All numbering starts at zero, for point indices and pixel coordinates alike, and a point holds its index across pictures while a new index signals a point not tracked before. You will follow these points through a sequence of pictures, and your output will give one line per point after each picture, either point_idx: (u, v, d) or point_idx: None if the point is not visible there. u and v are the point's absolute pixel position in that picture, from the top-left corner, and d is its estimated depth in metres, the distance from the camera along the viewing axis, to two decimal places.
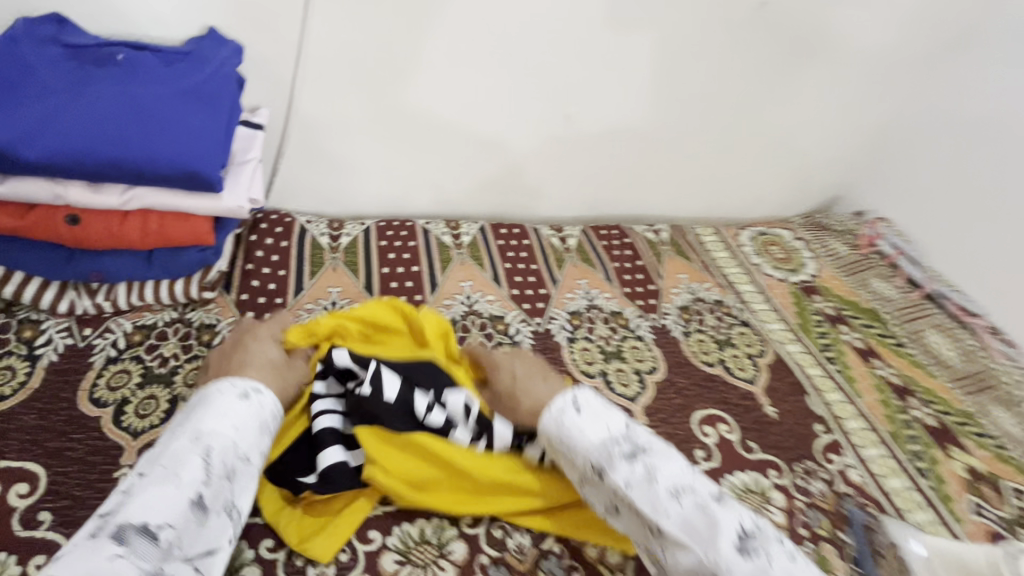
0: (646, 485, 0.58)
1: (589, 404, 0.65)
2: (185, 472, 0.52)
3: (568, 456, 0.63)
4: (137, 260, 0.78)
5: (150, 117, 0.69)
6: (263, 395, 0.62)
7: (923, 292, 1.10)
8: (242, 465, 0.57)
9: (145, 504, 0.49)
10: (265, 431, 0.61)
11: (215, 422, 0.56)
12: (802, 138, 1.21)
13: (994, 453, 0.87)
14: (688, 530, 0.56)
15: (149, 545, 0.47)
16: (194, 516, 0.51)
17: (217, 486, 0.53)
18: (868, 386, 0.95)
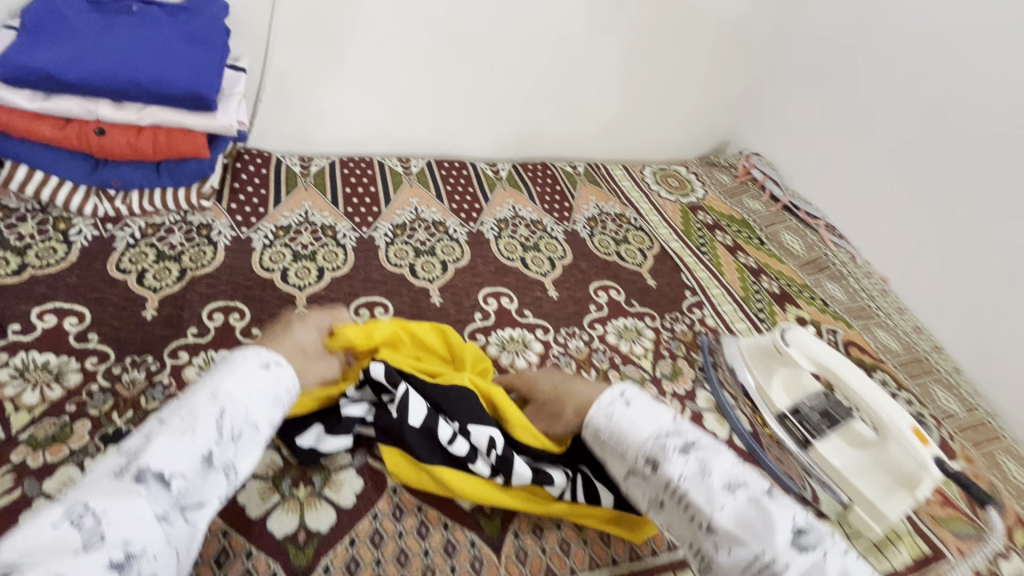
0: (699, 478, 0.63)
1: (637, 399, 0.71)
2: (200, 429, 0.59)
3: (619, 450, 0.69)
4: (148, 171, 1.00)
5: (161, 52, 0.92)
6: (282, 368, 0.69)
7: (781, 205, 1.39)
8: (249, 430, 0.63)
9: (165, 451, 0.56)
10: (277, 403, 0.67)
11: (233, 387, 0.64)
12: (686, 89, 1.51)
13: (818, 307, 1.16)
14: (740, 522, 0.60)
15: (161, 489, 0.55)
16: (202, 469, 0.58)
17: (225, 445, 0.61)
18: (731, 268, 1.23)
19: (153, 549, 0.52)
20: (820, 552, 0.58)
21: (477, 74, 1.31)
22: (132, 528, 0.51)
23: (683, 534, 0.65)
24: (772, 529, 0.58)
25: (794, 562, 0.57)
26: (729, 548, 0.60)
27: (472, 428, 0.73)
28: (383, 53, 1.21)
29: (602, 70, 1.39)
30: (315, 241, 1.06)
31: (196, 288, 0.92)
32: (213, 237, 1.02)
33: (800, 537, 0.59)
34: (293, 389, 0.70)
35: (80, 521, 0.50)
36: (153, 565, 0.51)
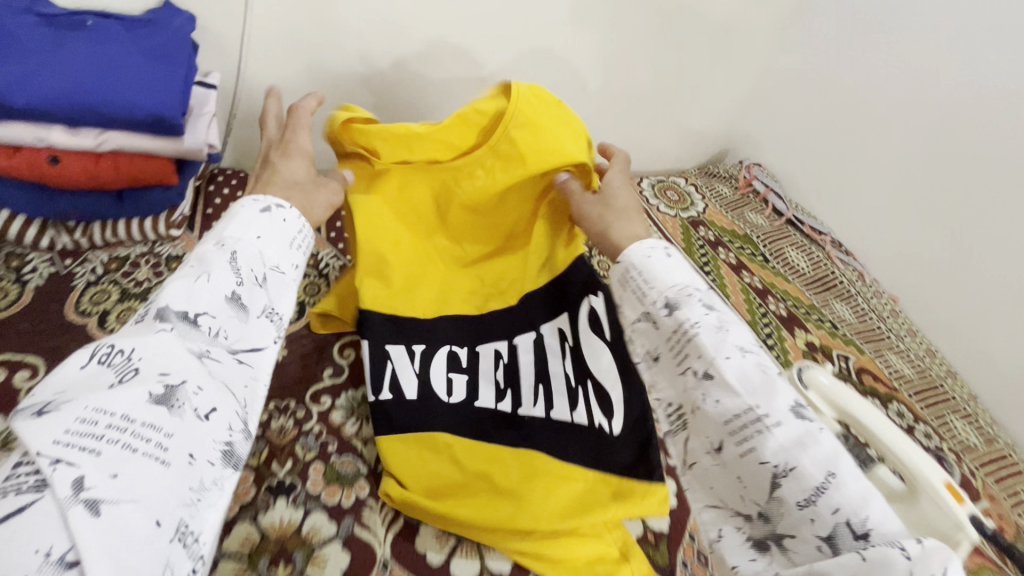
0: (715, 330, 0.56)
1: (681, 257, 0.64)
2: (215, 271, 0.54)
3: (641, 290, 0.62)
4: (110, 200, 0.91)
5: (121, 72, 0.83)
6: (285, 211, 0.64)
7: (785, 219, 1.34)
8: (273, 274, 0.59)
9: (181, 292, 0.52)
10: (294, 247, 0.64)
11: (238, 232, 0.59)
12: (687, 100, 1.43)
13: (827, 330, 1.11)
14: (743, 379, 0.53)
15: (189, 327, 0.51)
16: (234, 311, 0.54)
17: (250, 288, 0.56)
18: (736, 289, 1.17)
19: (196, 381, 0.47)
20: (817, 425, 0.50)
21: (467, 87, 1.23)
22: (167, 362, 0.47)
23: (670, 394, 0.59)
24: (772, 393, 0.52)
25: (788, 425, 0.50)
26: (721, 398, 0.53)
27: (479, 350, 0.85)
28: (365, 66, 1.12)
29: (600, 81, 1.30)
30: None
31: None
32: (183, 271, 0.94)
33: (801, 410, 0.52)
34: (305, 233, 0.66)
35: (110, 360, 0.45)
36: (207, 399, 0.47)
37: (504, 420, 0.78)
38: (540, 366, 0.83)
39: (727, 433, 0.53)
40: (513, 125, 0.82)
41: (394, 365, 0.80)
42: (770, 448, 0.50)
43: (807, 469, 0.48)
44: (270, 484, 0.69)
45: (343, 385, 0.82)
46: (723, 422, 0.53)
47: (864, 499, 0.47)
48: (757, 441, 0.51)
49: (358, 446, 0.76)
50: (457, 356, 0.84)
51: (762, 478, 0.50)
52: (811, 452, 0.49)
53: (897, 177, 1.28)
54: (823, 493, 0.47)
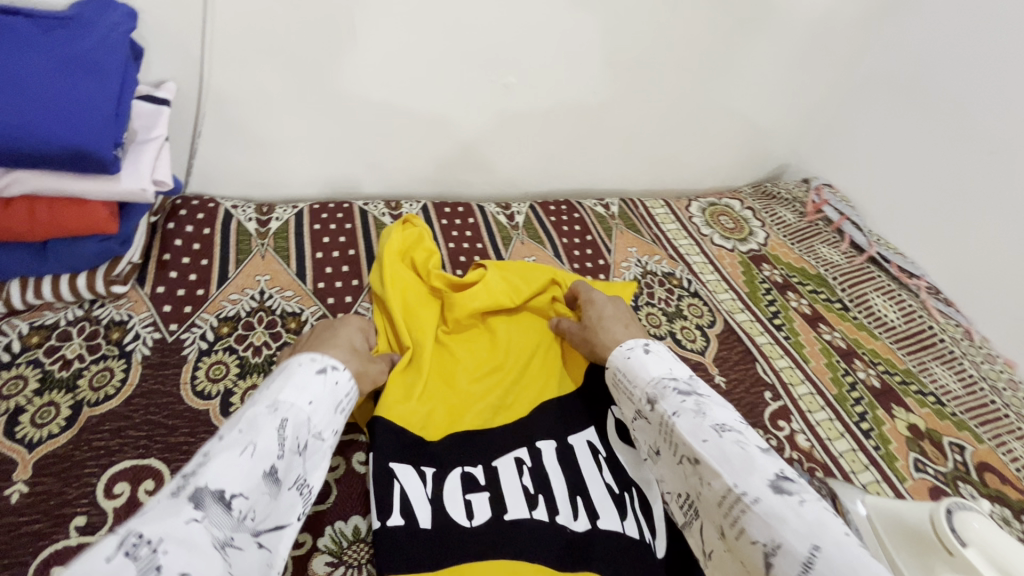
0: (691, 415, 0.60)
1: (659, 348, 0.71)
2: (262, 442, 0.48)
3: (628, 390, 0.69)
4: (30, 254, 0.70)
5: (25, 89, 0.61)
6: (340, 372, 0.60)
7: (866, 256, 1.12)
8: (313, 442, 0.54)
9: (223, 467, 0.45)
10: (338, 411, 0.58)
11: (293, 395, 0.53)
12: (746, 106, 1.20)
13: (933, 409, 0.89)
14: (721, 458, 0.56)
15: (223, 513, 0.43)
16: (268, 488, 0.48)
17: (290, 460, 0.50)
18: (815, 351, 0.95)
19: None
20: (797, 498, 0.51)
21: (485, 97, 1.01)
22: (192, 560, 0.40)
23: (675, 484, 0.62)
24: (750, 470, 0.54)
25: (767, 502, 0.51)
26: (708, 480, 0.56)
27: (497, 462, 0.69)
28: (363, 73, 0.91)
29: (641, 88, 1.09)
30: (274, 340, 0.78)
31: (93, 437, 0.64)
32: (127, 345, 0.73)
33: (782, 482, 0.53)
34: (353, 394, 0.61)
35: (135, 552, 0.38)
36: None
37: (541, 534, 0.62)
38: (572, 474, 0.69)
39: (722, 515, 0.54)
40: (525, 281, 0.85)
41: (401, 484, 0.63)
42: (755, 527, 0.51)
43: (792, 545, 0.48)
44: None
45: (329, 514, 0.63)
46: (717, 505, 0.55)
47: (856, 568, 0.45)
48: (744, 521, 0.52)
49: None
50: (472, 474, 0.67)
51: (756, 559, 0.51)
52: (793, 526, 0.49)
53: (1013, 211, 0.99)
54: (812, 569, 0.47)
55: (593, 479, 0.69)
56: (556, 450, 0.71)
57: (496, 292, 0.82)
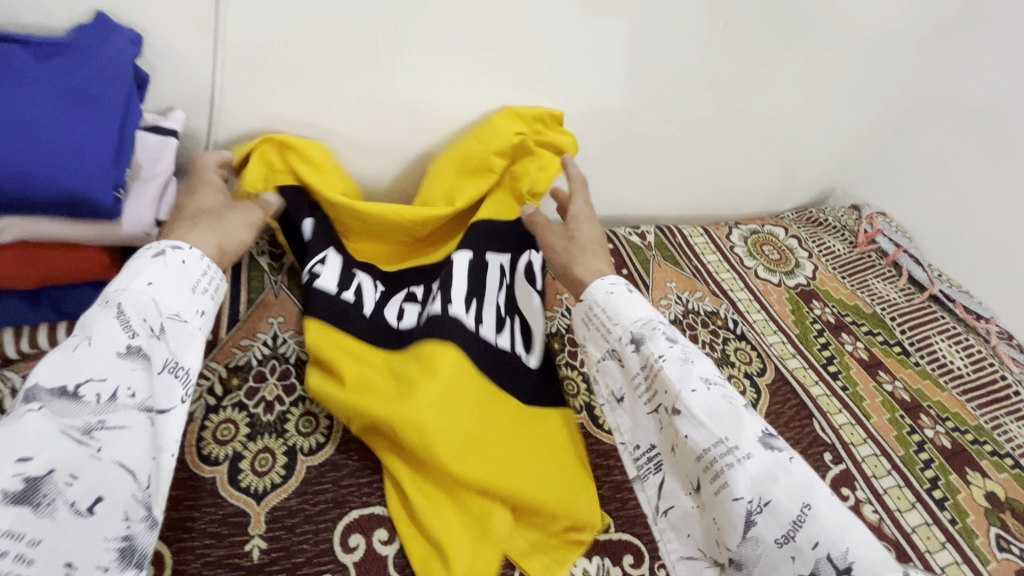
0: (679, 362, 0.56)
1: (643, 295, 0.65)
2: (98, 334, 0.48)
3: (604, 328, 0.63)
4: (18, 302, 0.64)
5: (17, 127, 0.54)
6: (183, 251, 0.57)
7: (928, 294, 1.03)
8: (175, 322, 0.53)
9: (58, 364, 0.46)
10: (198, 289, 0.57)
11: (125, 282, 0.52)
12: (795, 127, 1.11)
13: (1011, 474, 0.81)
14: (710, 412, 0.53)
15: (69, 402, 0.44)
16: (128, 370, 0.48)
17: (146, 340, 0.50)
18: (877, 405, 0.87)
19: (68, 468, 0.42)
20: (787, 455, 0.50)
21: None
22: (36, 446, 0.41)
23: (640, 436, 0.59)
24: (740, 425, 0.52)
25: (757, 455, 0.50)
26: (690, 432, 0.53)
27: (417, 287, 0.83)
28: (389, 99, 0.84)
29: (687, 113, 1.02)
30: (287, 394, 0.72)
31: None
32: None
33: (769, 438, 0.52)
34: (213, 274, 0.59)
35: None
36: (87, 489, 0.42)
37: (443, 324, 0.71)
38: (476, 283, 0.79)
39: (701, 470, 0.52)
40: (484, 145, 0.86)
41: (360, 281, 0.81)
42: (742, 482, 0.49)
43: (782, 502, 0.48)
44: None
45: None
46: (697, 459, 0.53)
47: (842, 529, 0.46)
48: (729, 476, 0.50)
49: None
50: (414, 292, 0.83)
51: (736, 516, 0.49)
52: (784, 485, 0.48)
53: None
54: (801, 527, 0.47)
55: (489, 296, 0.79)
56: (470, 262, 0.80)
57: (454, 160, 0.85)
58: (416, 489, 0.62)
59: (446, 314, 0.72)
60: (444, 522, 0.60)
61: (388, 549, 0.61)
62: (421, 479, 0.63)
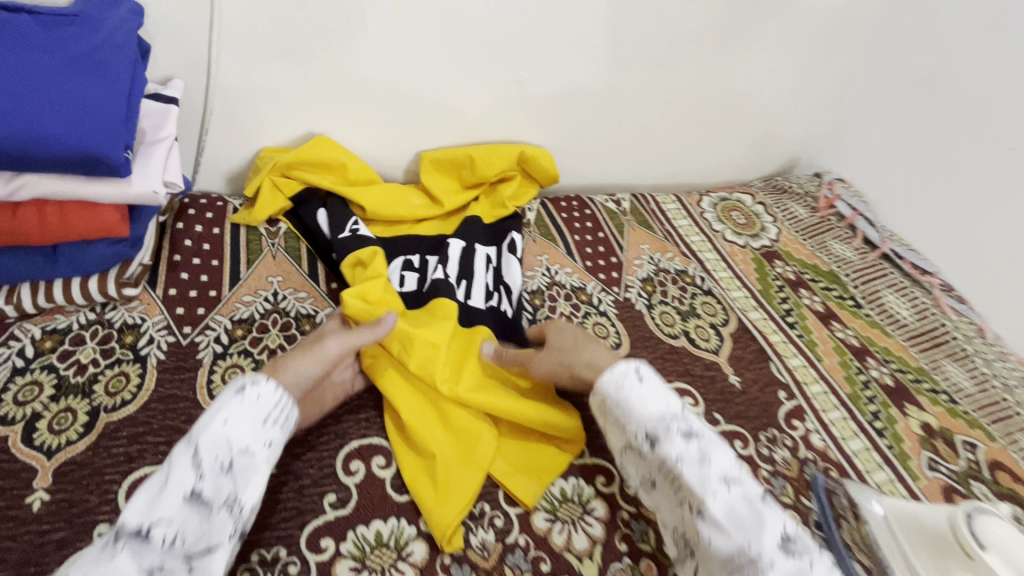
0: (697, 465, 0.60)
1: (652, 379, 0.68)
2: (173, 476, 0.53)
3: (621, 421, 0.66)
4: (39, 258, 0.70)
5: (37, 91, 0.60)
6: (259, 386, 0.59)
7: (880, 252, 1.11)
8: (240, 458, 0.56)
9: (142, 504, 0.51)
10: (268, 422, 0.59)
11: (204, 419, 0.56)
12: (761, 100, 1.18)
13: (946, 408, 0.89)
14: (731, 516, 0.57)
15: (140, 543, 0.49)
16: (191, 512, 0.52)
17: (210, 481, 0.54)
18: (829, 349, 0.95)
19: None
20: (806, 562, 0.54)
21: (501, 95, 1.00)
22: None
23: (669, 517, 0.63)
24: (762, 531, 0.55)
25: (781, 567, 0.54)
26: (712, 535, 0.57)
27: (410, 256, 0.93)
28: (376, 71, 0.90)
29: (660, 87, 1.08)
30: (288, 342, 0.78)
31: (112, 444, 0.63)
32: (141, 349, 0.72)
33: (789, 543, 0.55)
34: (284, 402, 0.60)
35: None
36: None
37: (437, 287, 0.83)
38: (464, 264, 0.91)
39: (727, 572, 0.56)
40: (487, 156, 1.02)
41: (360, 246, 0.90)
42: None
43: None
44: None
45: (351, 519, 0.62)
46: (721, 561, 0.57)
47: None
48: None
49: None
50: (410, 259, 0.92)
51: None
52: None
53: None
54: None
55: (478, 275, 0.90)
56: (461, 247, 0.93)
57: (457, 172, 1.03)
58: (408, 403, 0.70)
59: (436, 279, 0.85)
60: (431, 434, 0.69)
61: (386, 472, 0.67)
62: (411, 395, 0.72)
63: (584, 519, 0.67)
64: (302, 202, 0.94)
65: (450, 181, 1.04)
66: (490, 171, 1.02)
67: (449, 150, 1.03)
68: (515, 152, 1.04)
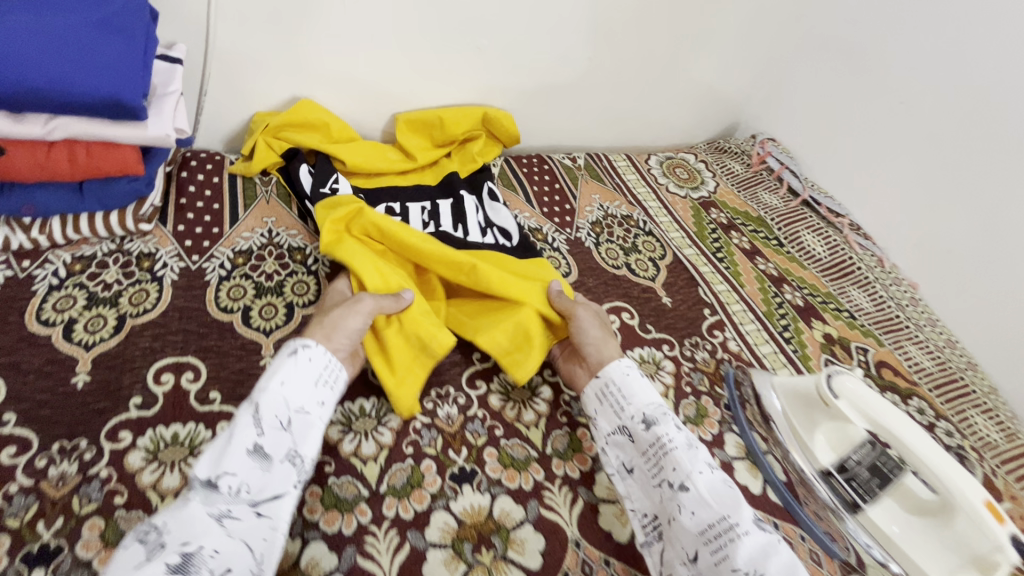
0: (686, 447, 0.69)
1: (647, 379, 0.78)
2: (238, 431, 0.60)
3: (617, 404, 0.75)
4: (68, 193, 0.82)
5: (68, 46, 0.71)
6: (308, 350, 0.69)
7: (801, 199, 1.28)
8: (297, 416, 0.64)
9: (211, 459, 0.58)
10: (317, 384, 0.67)
11: (263, 382, 0.64)
12: (696, 67, 1.36)
13: (846, 322, 1.06)
14: (712, 491, 0.65)
15: (211, 491, 0.56)
16: (258, 462, 0.59)
17: (274, 435, 0.61)
18: (750, 278, 1.11)
19: (213, 545, 0.53)
20: (776, 537, 0.62)
21: (466, 62, 1.14)
22: (190, 531, 0.53)
23: (647, 505, 0.70)
24: (739, 503, 0.63)
25: (755, 534, 0.61)
26: (694, 509, 0.64)
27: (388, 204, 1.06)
28: (355, 38, 1.03)
29: (602, 52, 1.24)
30: (283, 268, 0.91)
31: (138, 341, 0.76)
32: (157, 271, 0.85)
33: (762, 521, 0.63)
34: (329, 368, 0.69)
35: (146, 537, 0.52)
36: (223, 560, 0.53)
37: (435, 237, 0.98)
38: (456, 212, 1.05)
39: (704, 543, 0.62)
40: (455, 118, 1.16)
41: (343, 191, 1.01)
42: (740, 556, 0.60)
43: None
44: None
45: (339, 397, 0.76)
46: (698, 533, 0.63)
47: None
48: (731, 548, 0.60)
49: (356, 465, 0.70)
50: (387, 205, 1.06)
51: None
52: (775, 560, 0.59)
53: (942, 150, 1.15)
54: None
55: (470, 218, 1.05)
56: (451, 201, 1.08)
57: (430, 133, 1.17)
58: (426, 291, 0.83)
59: (439, 230, 1.00)
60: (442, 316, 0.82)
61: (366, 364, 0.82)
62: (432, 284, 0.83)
63: (532, 399, 0.82)
64: (290, 156, 1.05)
65: (424, 141, 1.17)
66: (458, 130, 1.16)
67: (422, 111, 1.16)
68: (479, 114, 1.19)
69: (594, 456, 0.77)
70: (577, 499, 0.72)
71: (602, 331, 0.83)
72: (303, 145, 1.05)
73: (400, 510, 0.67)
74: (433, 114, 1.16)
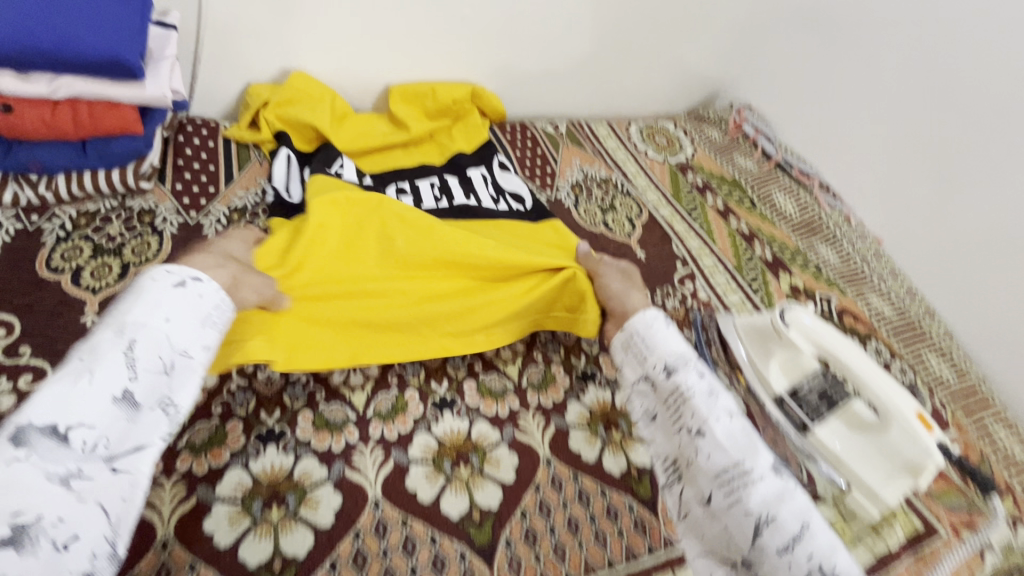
0: (706, 394, 0.68)
1: (676, 329, 0.77)
2: (101, 370, 0.53)
3: (642, 354, 0.75)
4: (72, 150, 0.87)
5: (70, 10, 0.77)
6: (199, 285, 0.63)
7: (774, 162, 1.34)
8: (179, 360, 0.58)
9: (54, 401, 0.50)
10: (205, 326, 0.62)
11: (140, 315, 0.57)
12: (675, 38, 1.39)
13: (812, 275, 1.11)
14: (729, 438, 0.65)
15: (58, 447, 0.49)
16: (123, 412, 0.53)
17: (147, 381, 0.55)
18: (723, 235, 1.16)
19: (55, 513, 0.47)
20: (791, 483, 0.62)
21: (450, 31, 1.18)
22: (23, 499, 0.45)
23: (666, 448, 0.70)
24: (755, 449, 0.63)
25: (769, 479, 0.61)
26: (711, 453, 0.64)
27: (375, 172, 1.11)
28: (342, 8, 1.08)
29: (583, 20, 1.27)
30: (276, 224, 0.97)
31: None
32: (157, 225, 0.91)
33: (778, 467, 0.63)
34: (221, 310, 0.64)
35: None
36: (70, 527, 0.47)
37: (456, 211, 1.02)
38: (467, 184, 1.09)
39: (717, 485, 0.63)
40: (444, 89, 1.20)
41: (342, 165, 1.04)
42: (753, 498, 0.60)
43: (784, 520, 0.59)
44: (260, 432, 0.70)
45: None
46: (714, 476, 0.63)
47: (831, 547, 0.58)
48: (743, 491, 0.61)
49: (345, 394, 0.76)
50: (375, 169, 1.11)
51: (745, 527, 0.60)
52: (788, 505, 0.60)
53: (908, 111, 1.20)
54: (797, 540, 0.57)
55: (481, 189, 1.08)
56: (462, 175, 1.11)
57: (422, 104, 1.20)
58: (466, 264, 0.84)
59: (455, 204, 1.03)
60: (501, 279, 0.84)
61: None
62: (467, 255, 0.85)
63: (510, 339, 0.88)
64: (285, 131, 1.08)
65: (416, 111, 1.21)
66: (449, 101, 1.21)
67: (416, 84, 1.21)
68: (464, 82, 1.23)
69: (567, 388, 0.83)
70: (550, 425, 0.78)
71: (626, 283, 0.87)
72: (297, 116, 1.07)
73: (386, 432, 0.73)
74: (421, 84, 1.21)
